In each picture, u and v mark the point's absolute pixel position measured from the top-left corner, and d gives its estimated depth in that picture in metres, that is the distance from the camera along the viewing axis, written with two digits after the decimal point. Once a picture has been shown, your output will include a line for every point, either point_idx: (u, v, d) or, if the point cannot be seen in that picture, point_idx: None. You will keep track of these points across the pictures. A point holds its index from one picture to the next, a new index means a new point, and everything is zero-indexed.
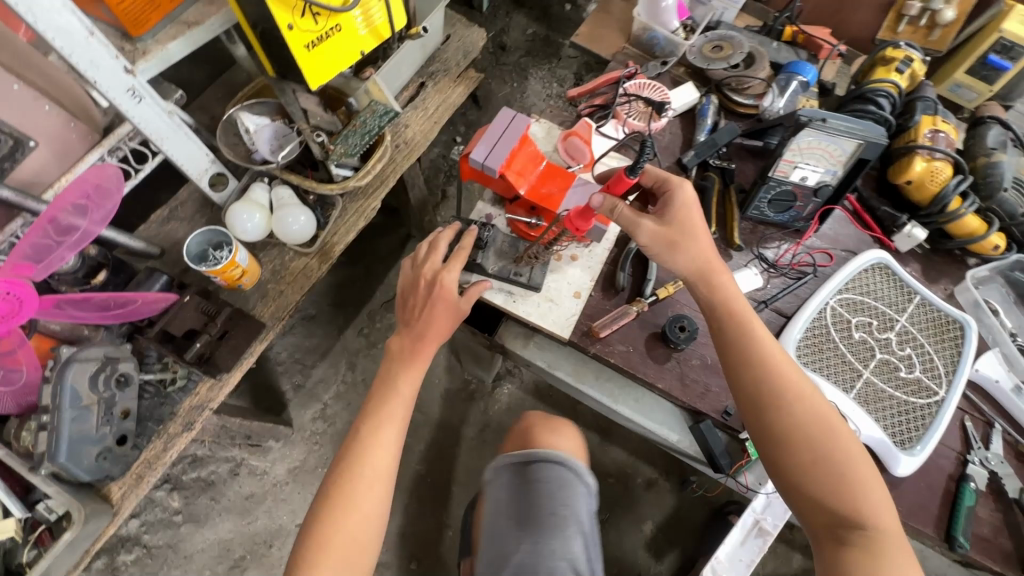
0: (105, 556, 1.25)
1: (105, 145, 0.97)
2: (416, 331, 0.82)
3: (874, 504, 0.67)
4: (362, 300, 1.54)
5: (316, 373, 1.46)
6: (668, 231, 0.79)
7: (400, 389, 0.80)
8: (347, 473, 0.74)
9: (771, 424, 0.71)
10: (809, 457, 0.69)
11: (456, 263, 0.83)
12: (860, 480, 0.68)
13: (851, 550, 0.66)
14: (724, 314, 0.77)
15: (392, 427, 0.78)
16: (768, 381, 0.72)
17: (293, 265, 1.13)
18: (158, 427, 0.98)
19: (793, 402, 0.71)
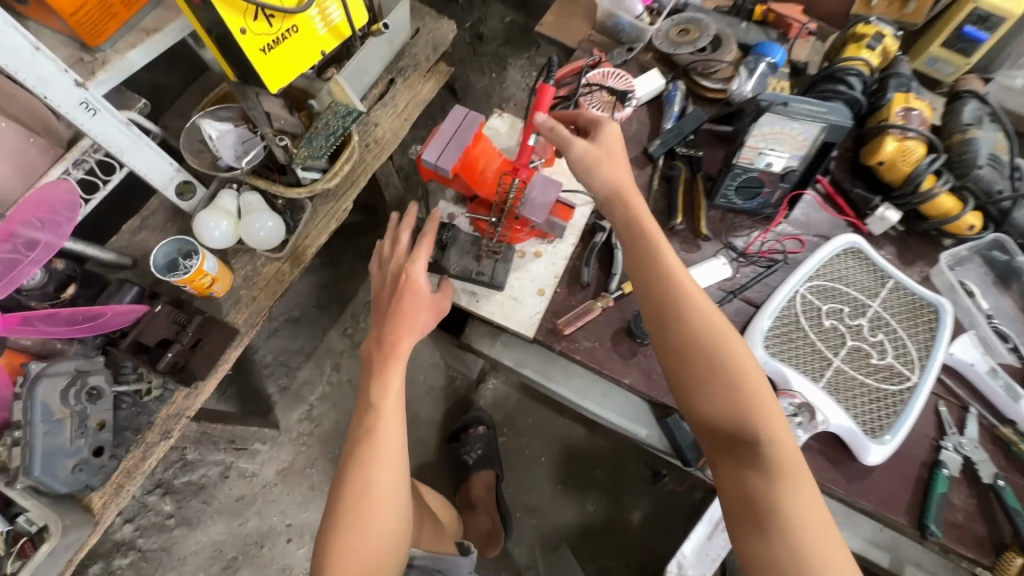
0: (101, 561, 1.28)
1: (68, 158, 0.97)
2: (387, 338, 0.79)
3: (767, 419, 0.65)
4: (345, 300, 1.54)
5: (301, 374, 1.47)
6: (597, 154, 0.78)
7: (386, 404, 0.77)
8: (350, 506, 0.72)
9: (675, 344, 0.69)
10: (710, 376, 0.67)
11: (420, 254, 0.82)
12: (754, 394, 0.66)
13: (742, 463, 0.64)
14: (636, 236, 0.74)
15: (384, 433, 0.75)
16: (675, 302, 0.70)
17: (265, 271, 1.13)
18: (136, 437, 0.99)
19: (693, 317, 0.69)
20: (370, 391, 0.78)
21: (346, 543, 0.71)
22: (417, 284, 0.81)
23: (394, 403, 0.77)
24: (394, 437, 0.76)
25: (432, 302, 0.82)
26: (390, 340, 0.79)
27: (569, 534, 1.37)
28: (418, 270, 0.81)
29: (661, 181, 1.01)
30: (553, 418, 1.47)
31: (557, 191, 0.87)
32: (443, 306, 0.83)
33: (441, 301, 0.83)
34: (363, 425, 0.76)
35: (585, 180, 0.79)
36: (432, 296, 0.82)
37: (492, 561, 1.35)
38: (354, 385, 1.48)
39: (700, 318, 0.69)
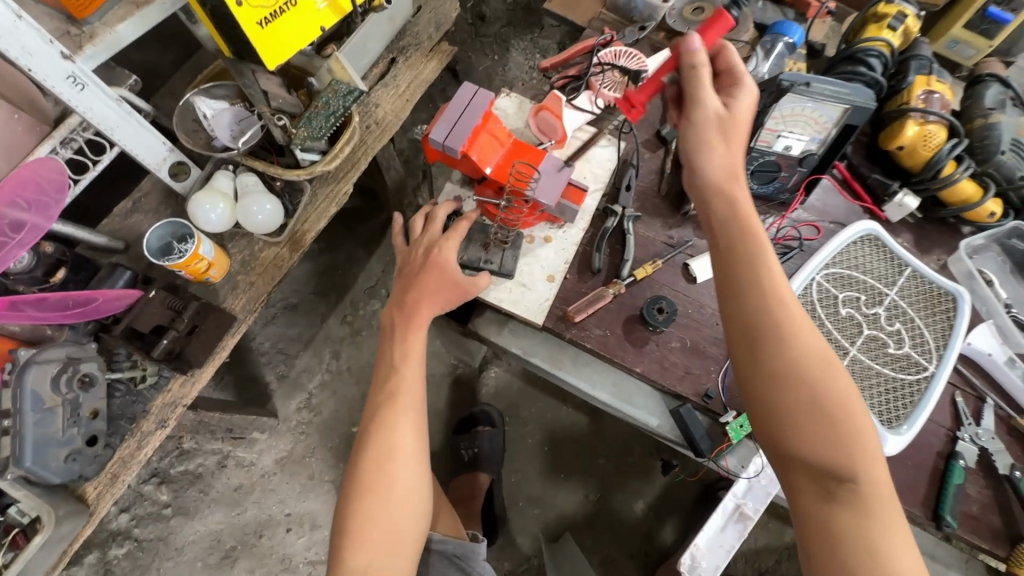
0: (96, 551, 1.25)
1: (56, 137, 0.93)
2: (410, 301, 0.78)
3: (868, 456, 0.59)
4: (344, 287, 1.51)
5: (300, 362, 1.44)
6: (728, 124, 0.71)
7: (406, 369, 0.75)
8: (371, 470, 0.68)
9: (769, 367, 0.62)
10: (807, 407, 0.60)
11: (455, 237, 0.80)
12: (856, 428, 0.60)
13: (837, 504, 0.59)
14: (736, 241, 0.67)
15: (412, 391, 0.73)
16: (772, 317, 0.62)
17: (263, 255, 1.09)
18: (131, 425, 0.96)
19: (795, 337, 0.62)
20: (392, 354, 0.76)
21: (368, 508, 0.66)
22: (449, 266, 0.78)
23: (416, 369, 0.75)
24: (416, 401, 0.73)
25: (459, 282, 0.78)
26: (409, 307, 0.77)
27: (572, 524, 1.36)
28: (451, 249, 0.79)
29: (674, 165, 0.98)
30: (557, 407, 1.45)
31: (569, 175, 0.84)
32: (471, 289, 0.78)
33: (469, 283, 0.78)
34: (384, 391, 0.73)
35: (695, 153, 0.72)
36: (461, 275, 0.79)
37: (495, 551, 1.34)
38: (354, 373, 1.45)
39: (800, 340, 0.61)
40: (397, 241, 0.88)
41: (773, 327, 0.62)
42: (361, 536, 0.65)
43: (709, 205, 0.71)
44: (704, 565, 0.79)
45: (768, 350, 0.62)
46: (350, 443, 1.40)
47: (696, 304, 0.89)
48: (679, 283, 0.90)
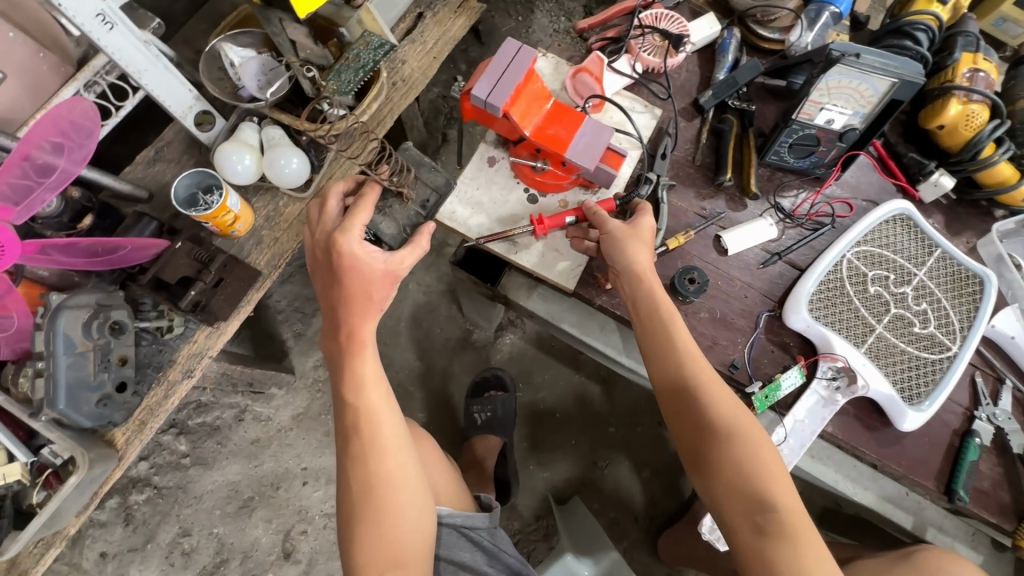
0: (117, 496, 1.28)
1: (79, 79, 0.92)
2: (344, 326, 0.73)
3: (779, 486, 0.68)
4: None
5: (316, 322, 1.44)
6: (633, 230, 0.79)
7: (364, 397, 0.73)
8: (362, 499, 0.71)
9: (690, 415, 0.73)
10: (724, 447, 0.70)
11: (358, 219, 0.73)
12: (762, 463, 0.69)
13: (767, 535, 0.66)
14: (650, 311, 0.76)
15: (379, 413, 0.73)
16: (687, 375, 0.73)
17: (288, 211, 1.08)
18: (158, 374, 0.97)
19: (705, 388, 0.73)
20: (344, 389, 0.73)
21: (369, 533, 0.70)
22: (365, 257, 0.71)
23: (375, 392, 0.74)
24: (384, 421, 0.73)
25: (385, 269, 0.73)
26: (347, 333, 0.73)
27: (581, 488, 1.39)
28: (359, 243, 0.72)
29: (709, 135, 0.97)
30: (569, 377, 1.46)
31: (608, 137, 0.82)
32: (400, 270, 0.74)
33: (399, 266, 0.74)
34: (346, 424, 0.73)
35: (609, 249, 0.79)
36: (383, 262, 0.73)
37: (504, 511, 1.37)
38: None
39: (710, 393, 0.72)
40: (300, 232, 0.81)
41: (686, 382, 0.73)
42: (370, 561, 0.70)
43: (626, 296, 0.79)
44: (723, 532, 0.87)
45: (686, 401, 0.73)
46: None
47: (725, 276, 0.90)
48: (710, 254, 0.90)
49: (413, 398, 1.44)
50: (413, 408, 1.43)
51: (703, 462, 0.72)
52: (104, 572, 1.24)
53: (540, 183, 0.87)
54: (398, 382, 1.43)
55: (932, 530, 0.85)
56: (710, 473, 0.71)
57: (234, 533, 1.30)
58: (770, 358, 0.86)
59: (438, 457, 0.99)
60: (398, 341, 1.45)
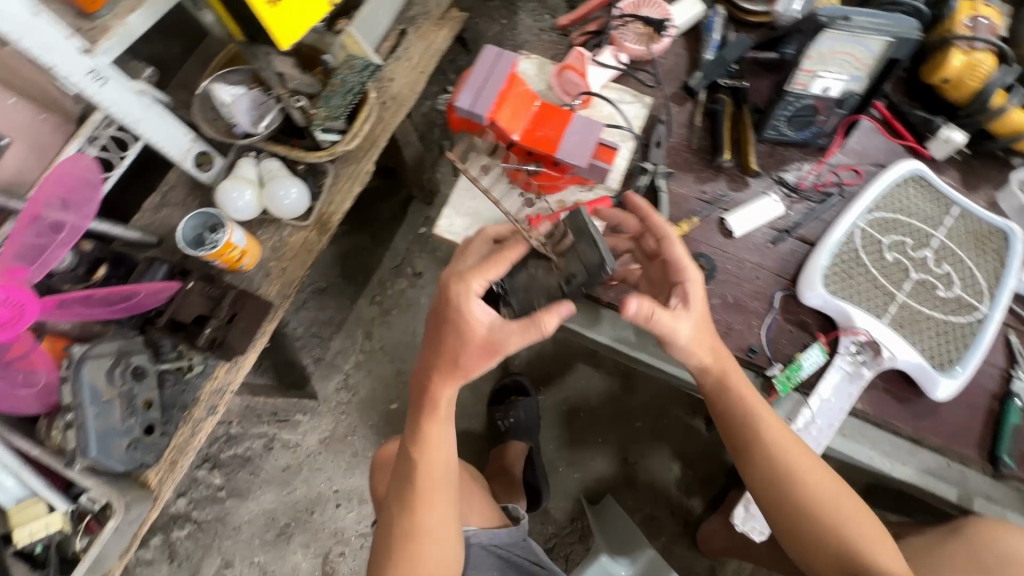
0: (160, 534, 1.32)
1: (81, 135, 0.94)
2: (422, 384, 0.72)
3: (870, 542, 0.71)
4: (370, 269, 1.52)
5: (334, 345, 1.47)
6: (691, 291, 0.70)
7: (430, 456, 0.73)
8: (401, 544, 0.72)
9: (774, 481, 0.73)
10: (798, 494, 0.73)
11: (490, 269, 0.65)
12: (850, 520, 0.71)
13: None
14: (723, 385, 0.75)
15: (438, 473, 0.73)
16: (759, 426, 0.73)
17: (293, 240, 1.10)
18: (183, 413, 0.99)
19: (787, 453, 0.73)
20: (410, 443, 0.73)
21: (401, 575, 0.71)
22: (472, 320, 0.64)
23: (439, 456, 0.73)
24: (444, 480, 0.74)
25: (485, 337, 0.65)
26: (431, 394, 0.71)
27: (613, 486, 1.37)
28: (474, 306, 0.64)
29: (704, 117, 0.95)
30: (590, 374, 1.45)
31: (598, 132, 0.81)
32: (501, 346, 0.65)
33: (496, 338, 0.65)
34: (408, 480, 0.73)
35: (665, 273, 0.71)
36: (486, 330, 0.65)
37: (538, 516, 1.37)
38: (387, 352, 1.47)
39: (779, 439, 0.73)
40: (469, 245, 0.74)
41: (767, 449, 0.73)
42: None
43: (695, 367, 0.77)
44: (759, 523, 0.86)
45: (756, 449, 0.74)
46: (389, 419, 1.42)
47: (735, 259, 0.87)
48: (716, 238, 0.88)
49: None
50: None
51: (780, 508, 0.74)
52: None
53: (535, 186, 0.87)
54: None
55: (980, 500, 0.82)
56: (799, 535, 0.73)
57: (274, 560, 1.32)
58: (788, 338, 0.84)
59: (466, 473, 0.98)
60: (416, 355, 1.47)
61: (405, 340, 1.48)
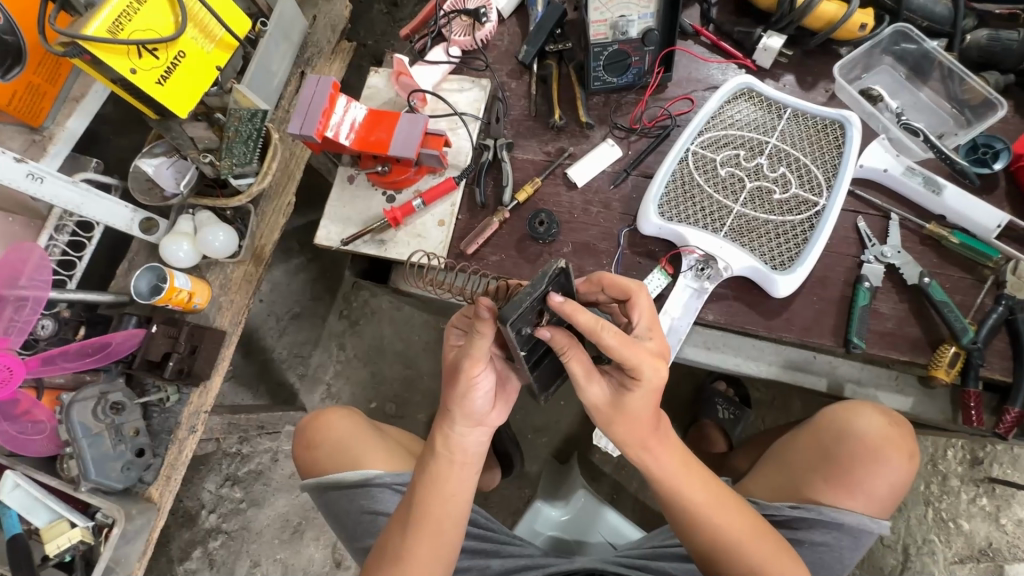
0: (199, 546, 1.53)
1: (48, 227, 1.15)
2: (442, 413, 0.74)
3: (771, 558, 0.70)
4: (334, 287, 1.68)
5: (314, 359, 1.64)
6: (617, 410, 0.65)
7: (438, 486, 0.74)
8: (391, 553, 0.75)
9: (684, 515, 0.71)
10: (728, 558, 0.70)
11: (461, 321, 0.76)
12: (753, 542, 0.70)
13: None
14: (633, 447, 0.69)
15: (442, 504, 0.74)
16: (676, 498, 0.71)
17: (235, 275, 1.28)
18: (170, 437, 1.18)
19: (692, 492, 0.70)
20: (420, 469, 0.76)
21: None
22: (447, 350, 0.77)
23: (450, 489, 0.75)
24: (450, 511, 0.75)
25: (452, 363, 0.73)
26: (443, 434, 0.74)
27: (581, 443, 1.44)
28: (450, 345, 0.77)
29: (540, 85, 1.02)
30: None
31: (423, 123, 0.91)
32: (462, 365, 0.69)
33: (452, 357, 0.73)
34: (411, 516, 0.75)
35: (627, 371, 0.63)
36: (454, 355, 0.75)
37: (515, 481, 1.46)
38: (361, 358, 1.64)
39: (702, 505, 0.70)
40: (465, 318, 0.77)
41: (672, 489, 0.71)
42: None
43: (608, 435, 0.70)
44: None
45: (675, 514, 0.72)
46: (372, 416, 1.59)
47: (582, 207, 0.94)
48: (561, 192, 0.95)
49: (413, 401, 1.60)
50: (415, 411, 1.59)
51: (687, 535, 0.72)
52: None
53: (389, 182, 0.97)
54: (396, 392, 1.61)
55: (850, 385, 0.87)
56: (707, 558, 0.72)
57: (293, 555, 1.51)
58: (637, 270, 0.90)
59: (369, 425, 1.01)
60: (387, 357, 1.63)
61: (374, 345, 1.64)
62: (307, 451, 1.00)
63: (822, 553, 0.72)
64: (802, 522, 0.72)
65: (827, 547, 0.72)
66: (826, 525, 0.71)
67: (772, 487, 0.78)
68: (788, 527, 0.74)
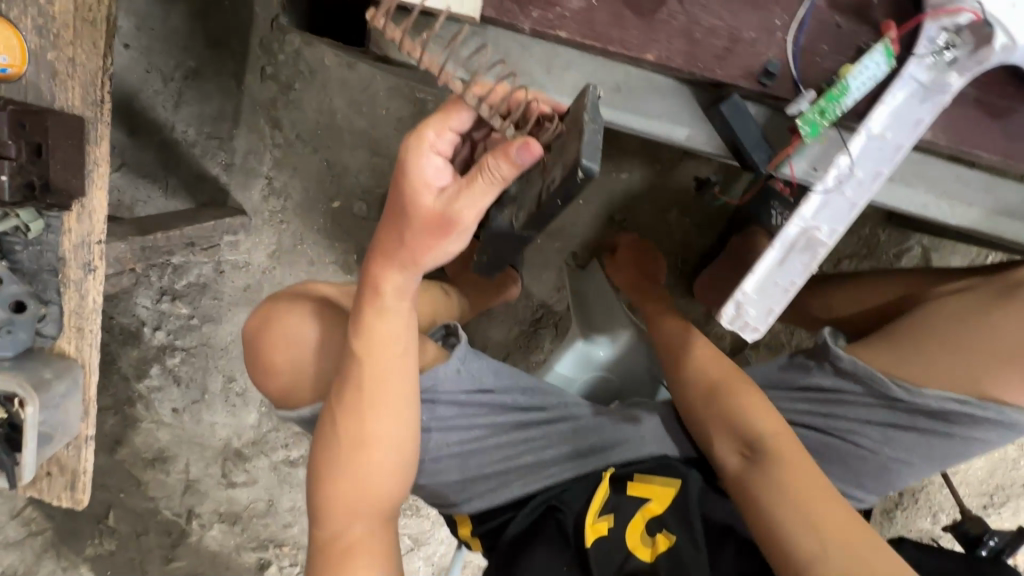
0: (157, 364, 1.33)
1: None
2: (391, 255, 0.57)
3: (808, 479, 0.66)
4: (243, 28, 1.10)
5: (239, 144, 1.17)
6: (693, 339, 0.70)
7: (376, 349, 0.61)
8: (341, 440, 0.63)
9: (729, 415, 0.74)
10: (770, 471, 0.67)
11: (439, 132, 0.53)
12: (791, 456, 0.68)
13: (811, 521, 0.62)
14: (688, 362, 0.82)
15: (392, 367, 0.62)
16: (694, 383, 0.79)
17: (56, 8, 0.71)
18: (57, 277, 0.82)
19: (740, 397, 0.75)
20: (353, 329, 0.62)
21: (339, 471, 0.63)
22: (416, 181, 0.52)
23: (392, 350, 0.62)
24: (401, 380, 0.63)
25: (435, 208, 0.52)
26: (376, 276, 0.59)
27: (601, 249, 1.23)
28: (422, 175, 0.53)
29: None
30: None
31: None
32: (457, 211, 0.51)
33: (441, 202, 0.52)
34: (353, 389, 0.62)
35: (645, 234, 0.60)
36: (437, 200, 0.52)
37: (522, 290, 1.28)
38: (306, 141, 1.17)
39: (750, 408, 0.73)
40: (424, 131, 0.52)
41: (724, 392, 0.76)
42: (338, 497, 0.63)
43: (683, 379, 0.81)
44: (752, 315, 0.57)
45: (721, 408, 0.75)
46: (336, 219, 1.21)
47: None
48: None
49: None
50: None
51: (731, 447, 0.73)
52: (184, 421, 1.37)
53: None
54: (364, 189, 1.21)
55: None
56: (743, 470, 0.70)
57: None
58: (832, 43, 0.51)
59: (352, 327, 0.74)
60: (345, 141, 1.17)
61: (323, 121, 1.16)
62: (269, 362, 0.74)
63: (958, 446, 0.68)
64: (964, 417, 0.66)
65: (983, 442, 0.68)
66: (995, 423, 0.66)
67: (924, 372, 0.67)
68: (941, 421, 0.68)
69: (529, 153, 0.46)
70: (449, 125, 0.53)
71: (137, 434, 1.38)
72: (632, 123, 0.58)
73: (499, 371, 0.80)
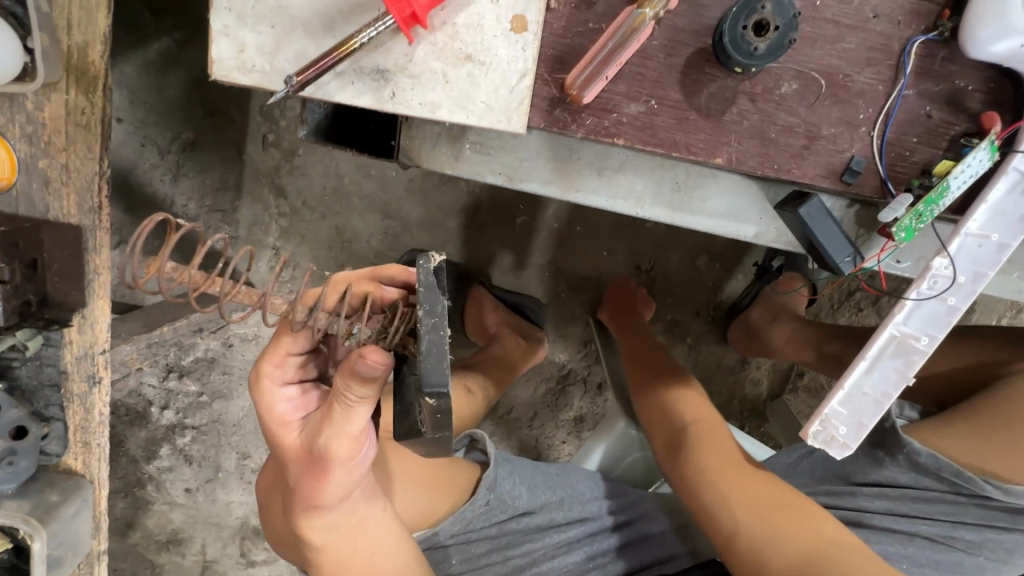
0: (166, 445, 1.26)
1: None
2: (299, 484, 0.53)
3: (757, 489, 0.69)
4: (244, 97, 1.06)
5: (244, 216, 1.11)
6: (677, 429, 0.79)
7: (330, 535, 0.56)
8: None
9: (679, 430, 0.79)
10: (721, 483, 0.70)
11: (282, 369, 0.55)
12: (742, 470, 0.71)
13: (764, 536, 0.65)
14: (648, 389, 0.88)
15: (368, 523, 0.58)
16: (652, 410, 0.85)
17: (46, 112, 0.65)
18: (60, 391, 0.75)
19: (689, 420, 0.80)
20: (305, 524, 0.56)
21: None
22: (275, 424, 0.54)
23: (360, 524, 0.57)
24: (383, 533, 0.59)
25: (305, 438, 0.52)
26: (303, 493, 0.53)
27: None
28: (278, 417, 0.54)
29: None
30: None
31: None
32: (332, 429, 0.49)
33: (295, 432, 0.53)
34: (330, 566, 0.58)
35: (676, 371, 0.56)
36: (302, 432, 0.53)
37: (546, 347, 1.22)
38: (314, 208, 1.12)
39: (695, 425, 0.78)
40: (270, 372, 0.54)
41: (673, 416, 0.81)
42: None
43: (648, 408, 0.86)
44: (843, 431, 0.51)
45: (674, 425, 0.80)
46: None
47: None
48: None
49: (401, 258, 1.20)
50: None
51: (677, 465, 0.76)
52: (197, 502, 1.30)
53: None
54: (376, 252, 1.15)
55: None
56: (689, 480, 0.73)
57: None
58: (925, 135, 0.46)
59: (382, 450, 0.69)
60: (355, 205, 1.12)
61: (331, 186, 1.11)
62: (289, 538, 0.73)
63: None
64: None
65: None
66: None
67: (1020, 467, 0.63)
68: None
69: (376, 364, 0.44)
70: (284, 353, 0.54)
71: (149, 516, 1.29)
72: (690, 223, 0.53)
73: (531, 487, 0.77)
